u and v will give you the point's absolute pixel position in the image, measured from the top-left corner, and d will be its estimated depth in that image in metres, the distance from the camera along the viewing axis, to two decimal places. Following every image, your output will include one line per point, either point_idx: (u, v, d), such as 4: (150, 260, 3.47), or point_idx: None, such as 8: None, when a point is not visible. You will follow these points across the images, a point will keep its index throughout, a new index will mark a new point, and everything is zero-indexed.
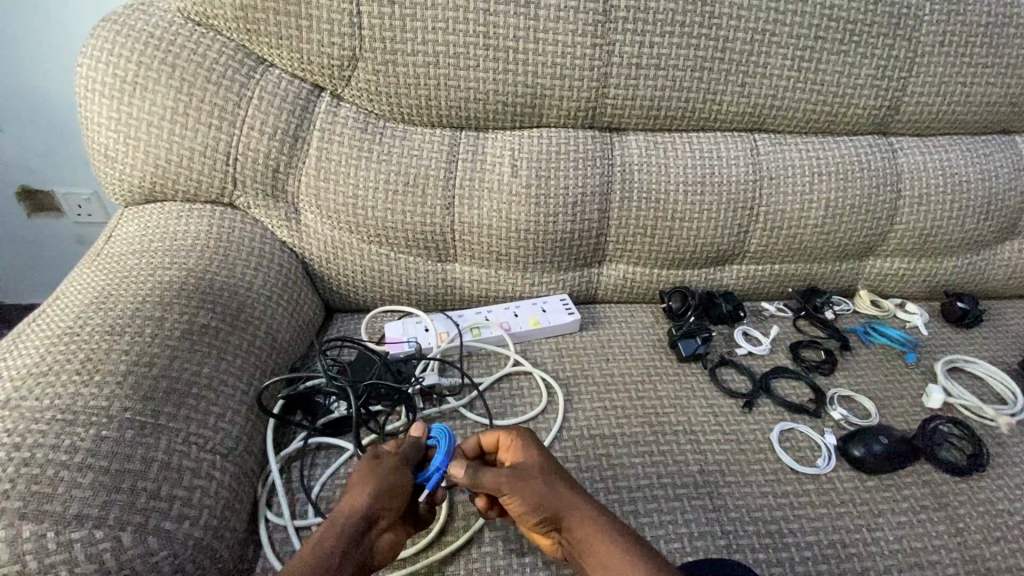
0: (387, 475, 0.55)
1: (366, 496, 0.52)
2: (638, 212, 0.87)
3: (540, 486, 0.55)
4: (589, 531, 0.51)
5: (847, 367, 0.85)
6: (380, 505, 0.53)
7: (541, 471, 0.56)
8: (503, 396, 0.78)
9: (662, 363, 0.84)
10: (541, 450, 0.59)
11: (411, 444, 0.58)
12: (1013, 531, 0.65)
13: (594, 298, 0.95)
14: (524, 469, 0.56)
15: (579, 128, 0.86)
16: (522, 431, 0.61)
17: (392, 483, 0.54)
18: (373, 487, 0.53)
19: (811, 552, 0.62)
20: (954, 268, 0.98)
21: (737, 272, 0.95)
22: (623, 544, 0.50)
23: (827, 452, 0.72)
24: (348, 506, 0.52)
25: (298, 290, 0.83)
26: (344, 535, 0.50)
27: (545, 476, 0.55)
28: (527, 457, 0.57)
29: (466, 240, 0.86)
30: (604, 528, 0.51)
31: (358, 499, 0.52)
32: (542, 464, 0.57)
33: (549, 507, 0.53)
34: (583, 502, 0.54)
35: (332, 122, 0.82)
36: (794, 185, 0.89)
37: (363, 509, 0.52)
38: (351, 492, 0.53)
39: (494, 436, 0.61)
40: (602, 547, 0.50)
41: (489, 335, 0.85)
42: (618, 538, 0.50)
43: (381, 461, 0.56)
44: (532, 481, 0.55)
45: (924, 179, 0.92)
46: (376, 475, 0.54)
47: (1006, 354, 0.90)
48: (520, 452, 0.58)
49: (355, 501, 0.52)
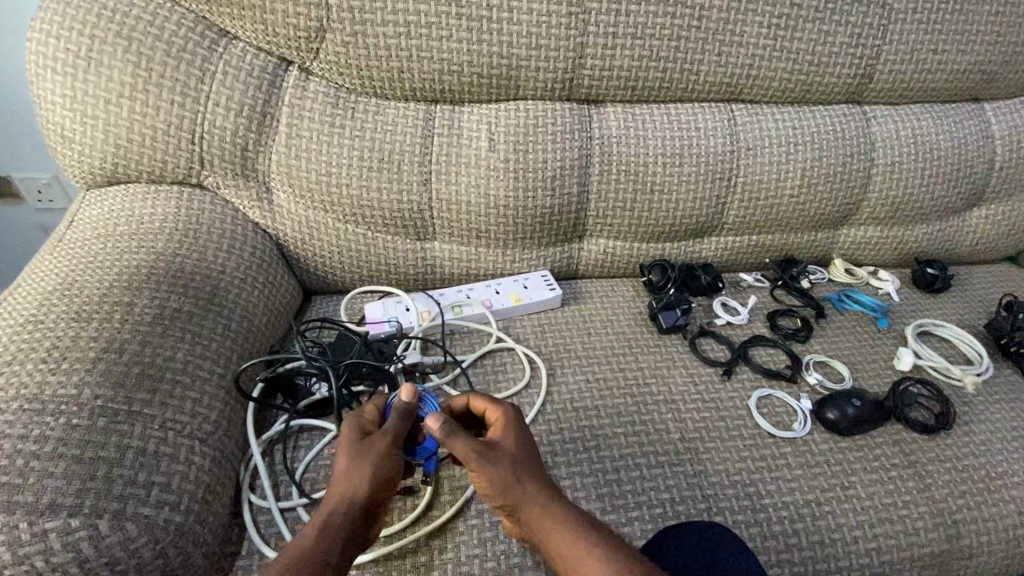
0: (384, 460, 0.53)
1: (372, 480, 0.51)
2: (618, 184, 0.86)
3: (507, 471, 0.53)
4: (549, 525, 0.49)
5: (822, 334, 0.87)
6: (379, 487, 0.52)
7: (513, 456, 0.54)
8: (486, 372, 0.78)
9: (642, 336, 0.85)
10: (522, 433, 0.57)
11: (405, 420, 0.57)
12: (978, 484, 0.68)
13: (575, 274, 0.95)
14: (498, 447, 0.54)
15: (555, 100, 0.85)
16: (508, 411, 0.59)
17: (388, 465, 0.53)
18: (373, 466, 0.52)
19: (788, 511, 0.64)
20: (925, 235, 1.00)
21: (717, 244, 0.95)
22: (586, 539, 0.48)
23: (803, 416, 0.73)
24: (347, 488, 0.50)
25: (273, 272, 0.81)
26: (347, 519, 0.49)
27: (515, 462, 0.54)
28: (503, 437, 0.56)
29: (445, 217, 0.84)
30: (564, 523, 0.49)
31: (356, 482, 0.50)
32: (517, 447, 0.56)
33: (511, 495, 0.52)
34: (545, 492, 0.52)
35: (301, 97, 0.79)
36: (770, 155, 0.89)
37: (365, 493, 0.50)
38: (345, 473, 0.51)
39: (483, 405, 0.60)
40: (558, 542, 0.49)
41: (471, 313, 0.84)
42: (573, 536, 0.48)
43: (374, 443, 0.54)
44: (496, 462, 0.53)
45: (896, 148, 0.93)
46: (374, 455, 0.53)
47: (973, 317, 0.92)
48: (500, 432, 0.57)
49: (355, 484, 0.50)
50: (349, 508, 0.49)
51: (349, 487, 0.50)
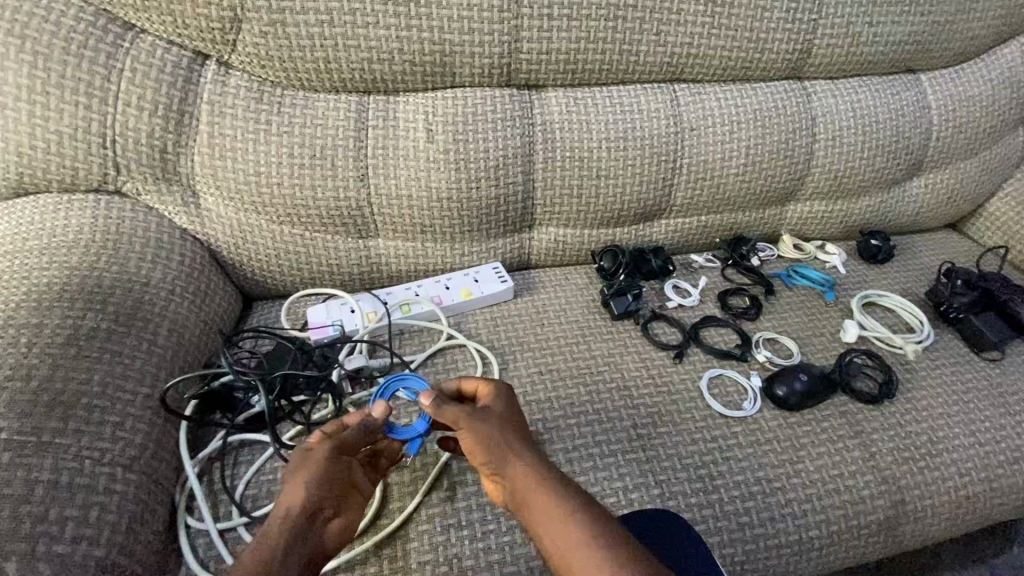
0: (326, 467, 0.52)
1: (309, 488, 0.50)
2: (563, 170, 0.84)
3: (494, 433, 0.53)
4: (528, 483, 0.49)
5: (772, 311, 0.87)
6: (323, 497, 0.51)
7: (501, 422, 0.55)
8: (437, 371, 0.76)
9: (595, 323, 0.84)
10: (510, 405, 0.58)
11: (355, 428, 0.57)
12: (921, 449, 0.69)
13: (528, 264, 0.93)
14: (486, 414, 0.55)
15: (494, 87, 0.82)
16: (501, 386, 0.60)
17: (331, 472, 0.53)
18: (313, 476, 0.51)
19: (739, 491, 0.64)
20: (869, 206, 1.02)
21: (667, 227, 0.95)
22: (562, 494, 0.47)
23: (753, 394, 0.74)
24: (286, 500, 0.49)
25: (206, 280, 0.77)
26: (287, 530, 0.47)
27: (501, 428, 0.54)
28: (492, 407, 0.57)
29: (386, 213, 0.81)
30: (547, 481, 0.49)
31: (296, 492, 0.49)
32: (505, 415, 0.56)
33: (496, 456, 0.52)
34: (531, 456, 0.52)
35: (221, 93, 0.74)
36: (714, 134, 0.88)
37: (305, 502, 0.49)
38: (288, 483, 0.50)
39: (474, 384, 0.61)
40: (535, 498, 0.48)
41: (420, 311, 0.81)
42: (556, 494, 0.47)
43: (318, 451, 0.53)
44: (482, 426, 0.54)
45: (837, 122, 0.94)
46: (314, 465, 0.52)
47: (915, 285, 0.94)
48: (489, 403, 0.58)
49: (297, 492, 0.50)
50: (289, 518, 0.48)
51: (292, 495, 0.49)
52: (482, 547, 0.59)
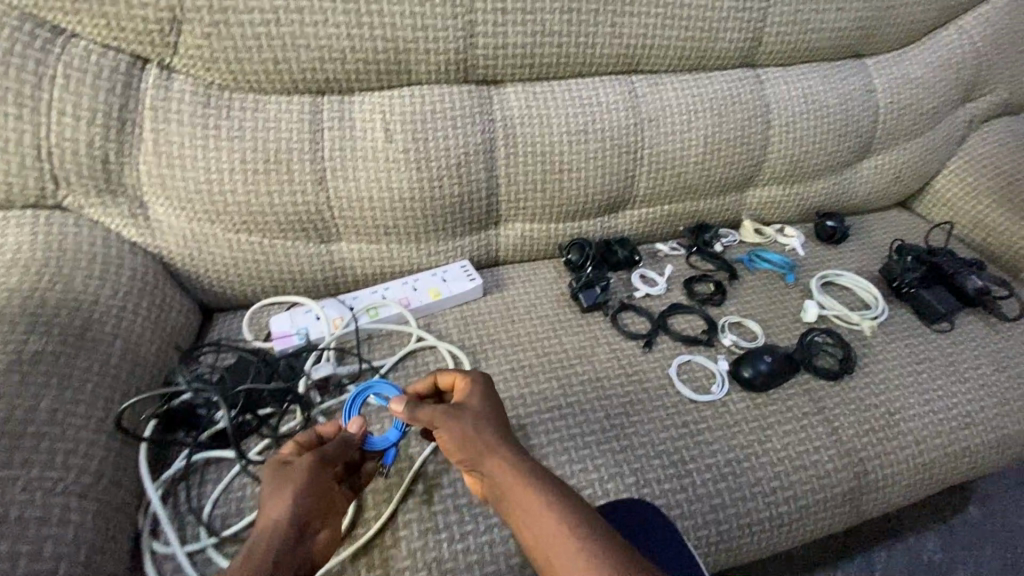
0: (311, 479, 0.50)
1: (294, 503, 0.48)
2: (526, 165, 0.84)
3: (470, 428, 0.52)
4: (508, 479, 0.48)
5: (736, 295, 0.89)
6: (308, 509, 0.49)
7: (477, 415, 0.53)
8: (408, 375, 0.74)
9: (566, 317, 0.84)
10: (487, 394, 0.56)
11: (335, 442, 0.55)
12: (880, 421, 0.72)
13: (496, 261, 0.93)
14: (463, 408, 0.54)
15: (452, 83, 0.81)
16: (478, 375, 0.58)
17: (314, 486, 0.50)
18: (298, 489, 0.49)
19: (711, 473, 0.66)
20: (824, 189, 1.05)
21: (632, 218, 0.95)
22: (545, 491, 0.47)
23: (721, 378, 0.75)
24: (269, 517, 0.47)
25: (161, 294, 0.73)
26: (275, 548, 0.45)
27: (478, 421, 0.53)
28: (469, 400, 0.55)
29: (347, 216, 0.79)
30: (529, 480, 0.48)
31: (281, 508, 0.47)
32: (481, 407, 0.55)
33: (473, 453, 0.51)
34: (512, 451, 0.51)
35: (165, 98, 0.71)
36: (673, 124, 0.89)
37: (292, 518, 0.47)
38: (270, 498, 0.48)
39: (450, 375, 0.59)
40: (517, 495, 0.47)
41: (388, 314, 0.79)
42: (539, 491, 0.47)
43: (297, 465, 0.51)
44: (460, 423, 0.52)
45: (789, 108, 0.96)
46: (298, 478, 0.49)
47: (869, 263, 0.98)
48: (466, 394, 0.56)
49: (280, 509, 0.47)
50: (275, 534, 0.45)
51: (275, 513, 0.47)
52: (460, 549, 0.59)
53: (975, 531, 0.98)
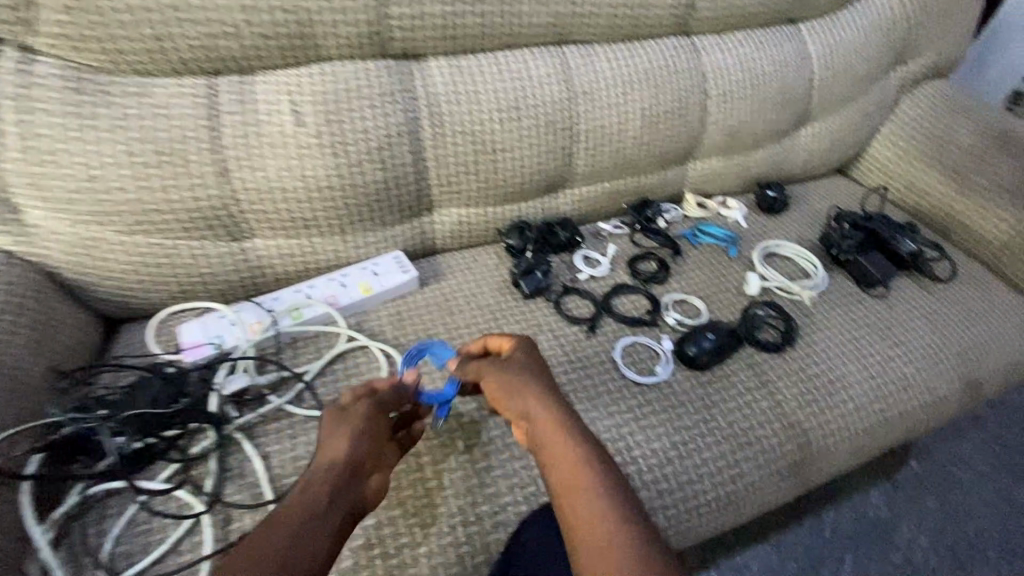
0: (367, 421, 0.53)
1: (353, 444, 0.50)
2: (456, 146, 0.79)
3: (523, 382, 0.55)
4: (552, 429, 0.51)
5: (680, 271, 0.87)
6: (364, 451, 0.51)
7: (529, 371, 0.57)
8: (337, 379, 0.68)
9: (507, 305, 0.80)
10: (536, 355, 0.60)
11: (389, 389, 0.57)
12: (822, 391, 0.72)
13: (433, 250, 0.87)
14: (516, 364, 0.57)
15: (367, 59, 0.74)
16: (525, 339, 0.61)
17: (370, 430, 0.53)
18: (355, 432, 0.51)
19: (656, 459, 0.64)
20: (764, 158, 1.04)
21: (573, 197, 0.92)
22: (587, 442, 0.50)
23: (665, 358, 0.74)
24: (327, 455, 0.50)
25: (45, 310, 0.65)
26: (330, 486, 0.47)
27: (530, 377, 0.56)
28: (520, 358, 0.59)
29: (259, 210, 0.72)
30: (573, 432, 0.51)
31: (340, 448, 0.50)
32: (532, 365, 0.58)
33: (522, 404, 0.54)
34: (560, 405, 0.54)
35: (26, 84, 0.61)
36: (609, 97, 0.86)
37: (348, 457, 0.50)
38: (331, 436, 0.51)
39: (497, 340, 0.62)
40: (562, 443, 0.50)
41: (313, 314, 0.73)
42: (583, 442, 0.50)
43: (357, 409, 0.53)
44: (511, 377, 0.56)
45: (726, 76, 0.94)
46: (357, 421, 0.52)
47: (810, 231, 0.98)
48: (516, 354, 0.59)
49: (340, 447, 0.50)
50: (330, 472, 0.48)
51: (330, 455, 0.49)
52: (396, 564, 0.55)
53: (916, 484, 1.01)
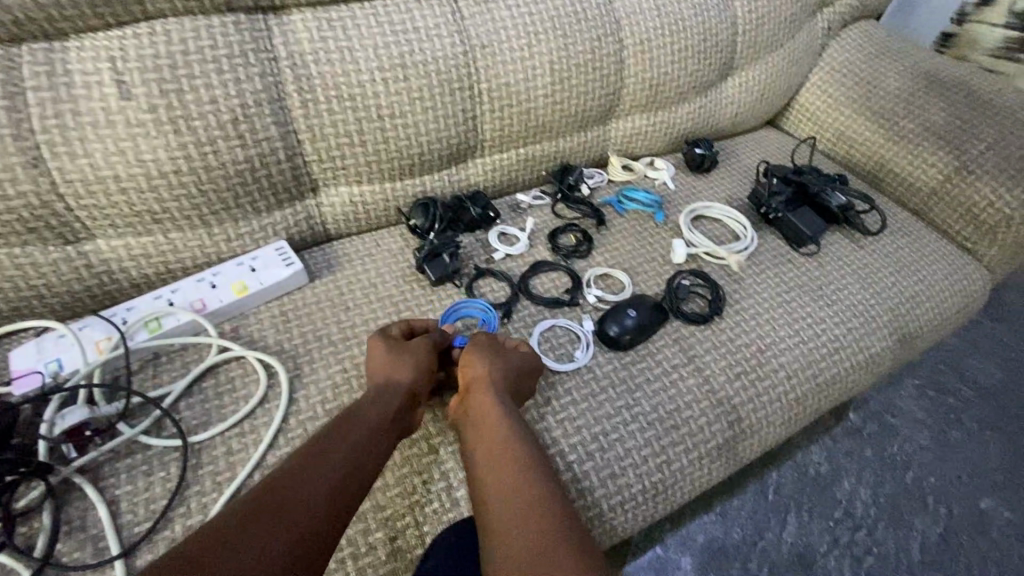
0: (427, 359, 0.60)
1: (412, 377, 0.58)
2: (335, 115, 0.68)
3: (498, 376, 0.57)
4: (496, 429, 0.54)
5: (603, 242, 0.81)
6: (420, 385, 0.58)
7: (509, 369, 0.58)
8: (206, 399, 0.59)
9: (412, 294, 0.71)
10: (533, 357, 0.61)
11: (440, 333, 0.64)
12: (752, 361, 0.68)
13: (327, 236, 0.77)
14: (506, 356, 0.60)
15: (209, 13, 0.61)
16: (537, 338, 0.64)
17: (425, 364, 0.59)
18: (416, 368, 0.58)
19: (575, 455, 0.58)
20: (690, 113, 0.97)
21: (483, 167, 0.83)
22: (524, 451, 0.52)
23: (585, 341, 0.67)
24: (391, 380, 0.57)
25: None
26: (392, 409, 0.55)
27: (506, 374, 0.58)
28: (513, 352, 0.61)
29: (93, 205, 0.60)
30: (514, 438, 0.53)
31: (403, 375, 0.57)
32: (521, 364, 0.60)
33: (482, 396, 0.56)
34: (514, 413, 0.56)
35: None
36: (511, 50, 0.76)
37: (409, 387, 0.57)
38: (393, 364, 0.58)
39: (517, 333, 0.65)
40: (500, 444, 0.52)
41: (175, 324, 0.62)
42: (521, 450, 0.52)
43: (416, 344, 0.60)
44: (492, 367, 0.58)
45: (641, 23, 0.85)
46: (417, 359, 0.59)
47: (740, 189, 0.93)
48: (514, 347, 0.61)
49: (404, 375, 0.57)
50: (393, 395, 0.56)
51: (395, 377, 0.57)
52: None
53: (855, 436, 1.01)
